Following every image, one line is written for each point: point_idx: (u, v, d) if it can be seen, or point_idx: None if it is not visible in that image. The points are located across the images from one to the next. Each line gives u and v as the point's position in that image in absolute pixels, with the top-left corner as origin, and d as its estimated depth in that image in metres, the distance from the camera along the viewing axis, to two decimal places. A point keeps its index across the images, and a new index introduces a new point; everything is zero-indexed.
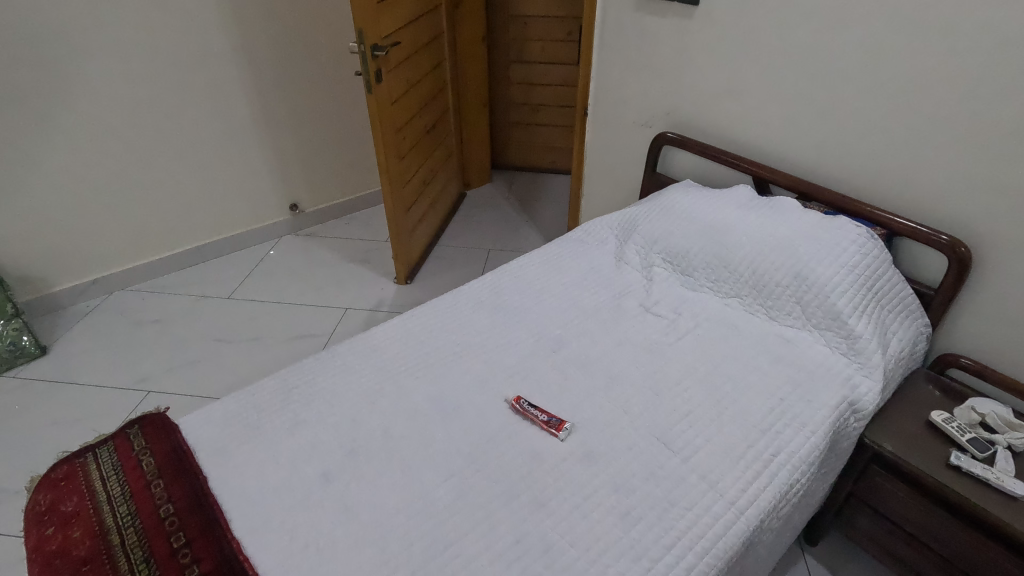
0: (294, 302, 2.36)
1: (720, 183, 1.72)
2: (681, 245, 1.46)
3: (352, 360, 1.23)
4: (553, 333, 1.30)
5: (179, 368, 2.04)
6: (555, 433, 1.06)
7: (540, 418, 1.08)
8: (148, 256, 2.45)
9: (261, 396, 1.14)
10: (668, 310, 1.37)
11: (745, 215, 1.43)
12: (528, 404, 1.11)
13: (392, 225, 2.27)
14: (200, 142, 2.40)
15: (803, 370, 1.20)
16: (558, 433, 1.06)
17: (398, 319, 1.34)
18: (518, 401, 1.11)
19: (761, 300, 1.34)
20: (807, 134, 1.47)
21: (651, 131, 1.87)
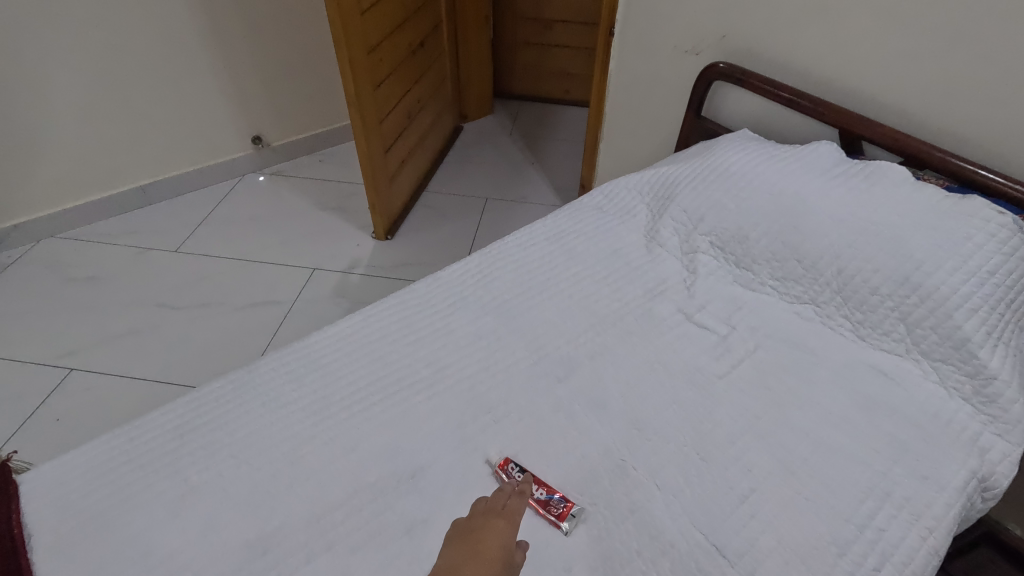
0: (253, 259, 1.99)
1: (787, 135, 1.30)
2: (738, 227, 1.07)
3: (279, 385, 0.89)
4: (559, 352, 0.95)
5: (110, 340, 1.71)
6: (556, 523, 0.73)
7: (534, 497, 0.74)
8: (80, 198, 2.06)
9: (144, 443, 0.81)
10: (716, 320, 1.01)
11: (831, 187, 1.03)
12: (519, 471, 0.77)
13: (366, 169, 1.86)
14: (131, 57, 1.94)
15: (909, 425, 0.85)
16: (560, 524, 0.73)
17: (348, 320, 0.99)
18: (506, 466, 0.78)
19: (849, 312, 0.97)
20: (929, 75, 1.04)
21: (697, 61, 1.42)
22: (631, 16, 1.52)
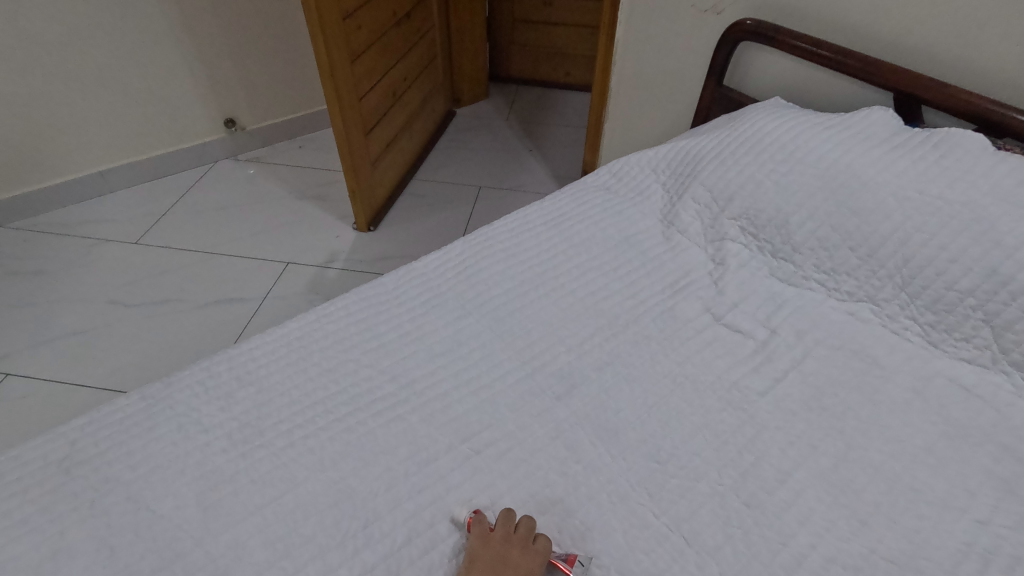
0: (222, 252, 1.80)
1: (825, 105, 1.11)
2: (778, 208, 0.88)
3: (201, 406, 0.70)
4: (558, 363, 0.76)
5: (54, 341, 1.52)
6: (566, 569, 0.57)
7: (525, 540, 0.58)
8: (30, 184, 1.86)
9: (16, 481, 0.62)
10: (750, 322, 0.82)
11: (893, 158, 0.84)
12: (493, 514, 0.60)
13: (344, 152, 1.67)
14: (84, 28, 1.74)
15: (1008, 458, 0.66)
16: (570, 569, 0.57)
17: (296, 322, 0.80)
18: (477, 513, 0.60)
19: (918, 312, 0.78)
20: (1012, 23, 0.85)
21: (718, 22, 1.23)
22: None
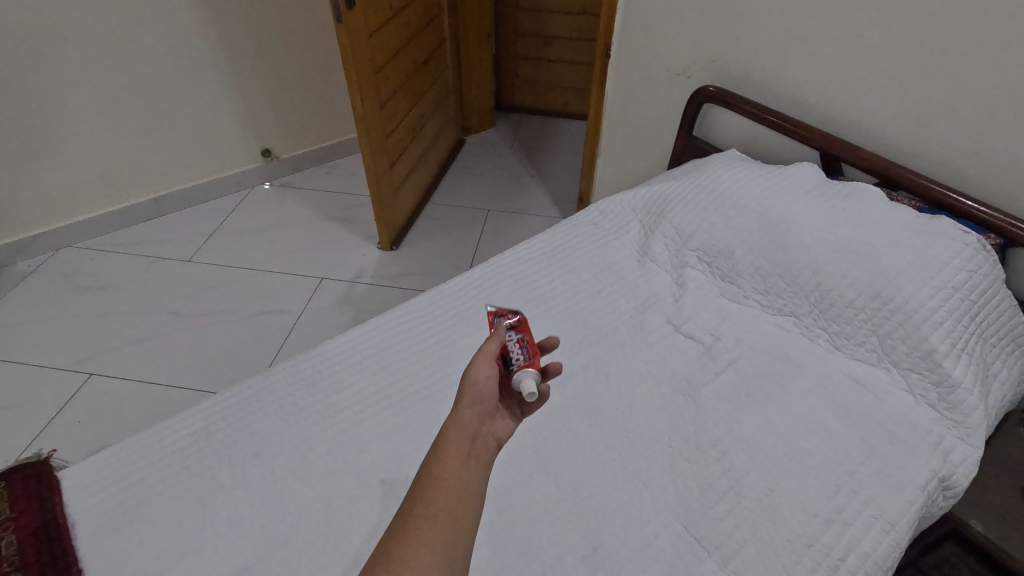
0: (264, 268, 2.06)
1: (772, 155, 1.37)
2: (725, 243, 1.14)
3: (294, 392, 0.96)
4: (555, 361, 1.02)
5: (127, 345, 1.78)
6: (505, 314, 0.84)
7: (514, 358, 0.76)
8: (96, 208, 2.13)
9: (171, 443, 0.88)
10: (701, 331, 1.08)
11: (811, 206, 1.10)
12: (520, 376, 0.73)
13: (372, 183, 1.93)
14: (147, 75, 2.02)
15: (879, 429, 0.92)
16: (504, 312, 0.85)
17: (358, 330, 1.06)
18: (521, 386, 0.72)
19: (826, 324, 1.04)
20: (900, 102, 1.11)
21: (688, 83, 1.49)
22: (627, 39, 1.60)
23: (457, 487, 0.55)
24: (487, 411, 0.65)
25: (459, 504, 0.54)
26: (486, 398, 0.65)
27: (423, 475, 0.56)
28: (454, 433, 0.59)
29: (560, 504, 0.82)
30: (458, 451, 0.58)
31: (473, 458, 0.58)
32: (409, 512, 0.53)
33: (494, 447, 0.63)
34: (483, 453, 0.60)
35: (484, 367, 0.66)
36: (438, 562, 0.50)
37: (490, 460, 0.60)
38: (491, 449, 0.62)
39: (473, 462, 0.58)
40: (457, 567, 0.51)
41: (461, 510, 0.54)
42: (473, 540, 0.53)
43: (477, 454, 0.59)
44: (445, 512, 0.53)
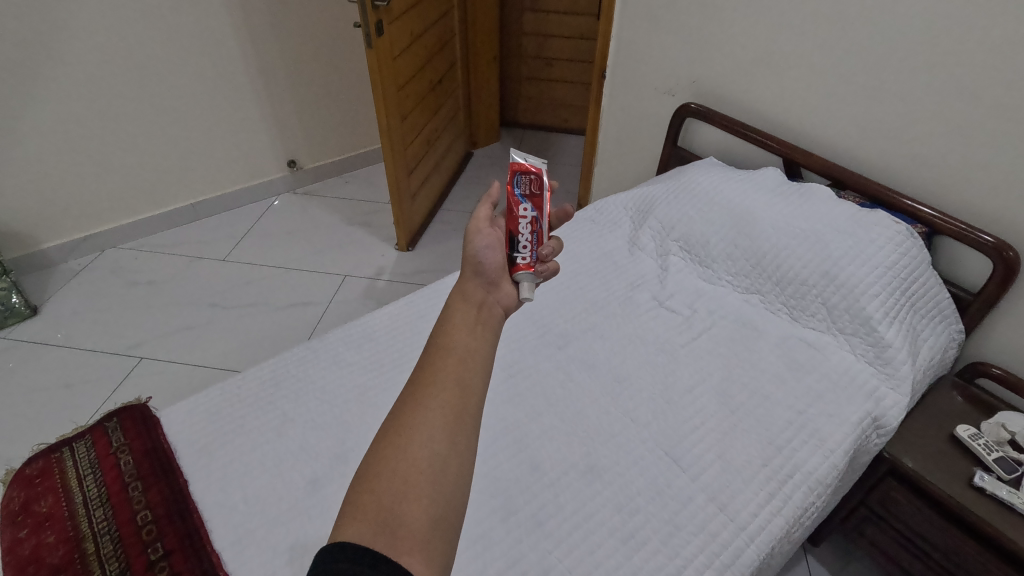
0: (292, 266, 2.27)
1: (745, 162, 1.60)
2: (701, 234, 1.35)
3: (345, 351, 1.16)
4: (559, 328, 1.22)
5: (172, 333, 1.98)
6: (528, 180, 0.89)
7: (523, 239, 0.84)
8: (139, 213, 2.35)
9: (248, 389, 1.09)
10: (681, 306, 1.29)
11: (774, 203, 1.31)
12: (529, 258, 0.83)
13: (392, 189, 2.15)
14: (190, 93, 2.24)
15: (825, 381, 1.12)
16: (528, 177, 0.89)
17: (394, 304, 1.27)
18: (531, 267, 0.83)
19: (785, 298, 1.25)
20: (846, 117, 1.33)
21: (672, 100, 1.72)
22: (620, 62, 1.83)
23: (465, 353, 0.64)
24: (491, 281, 0.77)
25: (466, 367, 0.62)
26: (490, 270, 0.78)
27: (436, 345, 0.65)
28: (462, 307, 0.70)
29: (563, 434, 1.02)
30: (465, 321, 0.69)
31: (479, 326, 0.69)
32: (425, 372, 0.62)
33: (500, 315, 0.75)
34: (488, 326, 0.70)
35: (481, 242, 0.78)
36: (451, 409, 0.59)
37: (496, 325, 0.72)
38: (497, 316, 0.74)
39: (479, 330, 0.68)
40: (469, 414, 0.59)
41: (469, 370, 0.62)
42: (482, 396, 0.61)
43: (483, 323, 0.70)
44: (455, 373, 0.62)
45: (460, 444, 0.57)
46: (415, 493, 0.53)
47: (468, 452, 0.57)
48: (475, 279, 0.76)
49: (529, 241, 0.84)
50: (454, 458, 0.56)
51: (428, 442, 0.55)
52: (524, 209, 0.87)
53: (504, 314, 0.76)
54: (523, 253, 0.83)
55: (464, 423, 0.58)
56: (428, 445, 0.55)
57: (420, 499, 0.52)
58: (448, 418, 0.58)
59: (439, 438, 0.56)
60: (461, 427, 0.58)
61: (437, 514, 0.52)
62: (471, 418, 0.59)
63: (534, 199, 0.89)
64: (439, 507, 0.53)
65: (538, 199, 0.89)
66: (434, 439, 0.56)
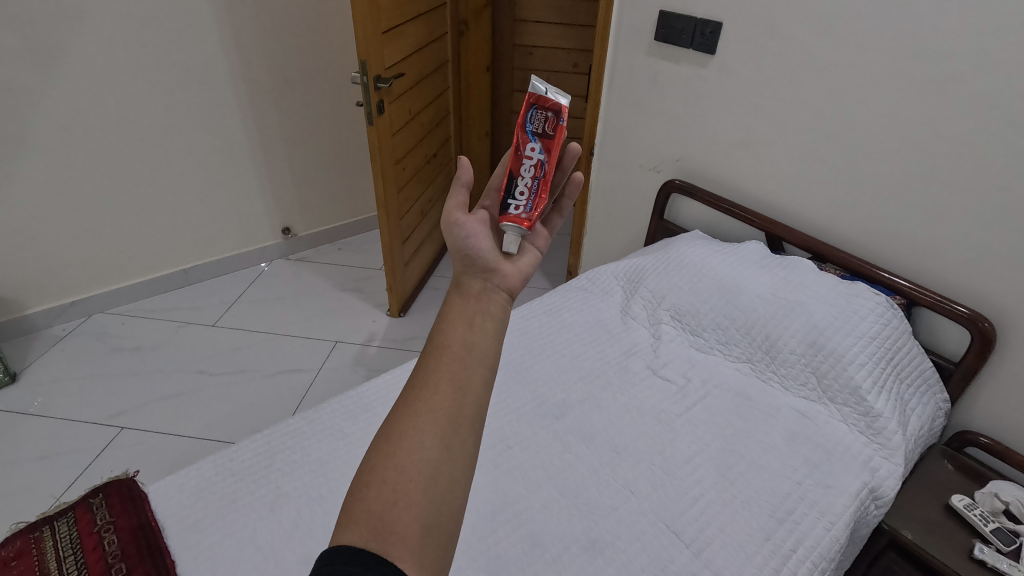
0: (282, 332, 2.26)
1: (728, 236, 1.67)
2: (692, 303, 1.39)
3: (341, 421, 1.15)
4: (557, 397, 1.22)
5: (156, 402, 1.93)
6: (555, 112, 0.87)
7: (524, 182, 0.83)
8: (130, 278, 2.35)
9: (240, 461, 1.06)
10: (675, 374, 1.29)
11: (759, 274, 1.38)
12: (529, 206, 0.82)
13: (388, 257, 2.19)
14: (190, 162, 2.32)
15: (819, 449, 1.13)
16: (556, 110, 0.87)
17: (391, 373, 1.27)
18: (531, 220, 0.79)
19: (775, 368, 1.28)
20: (821, 196, 1.42)
21: (657, 176, 1.82)
22: (607, 142, 1.95)
23: (462, 350, 0.62)
24: (483, 267, 0.71)
25: (463, 366, 0.60)
26: (484, 258, 0.72)
27: (434, 343, 0.63)
28: (460, 302, 0.67)
29: (564, 507, 1.01)
30: (462, 315, 0.65)
31: (479, 320, 0.65)
32: (420, 374, 0.60)
33: (503, 300, 0.70)
34: (489, 317, 0.66)
35: (455, 230, 0.73)
36: (447, 412, 0.57)
37: (499, 314, 0.68)
38: (499, 304, 0.69)
39: (478, 323, 0.65)
40: (465, 415, 0.58)
41: (469, 367, 0.61)
42: (481, 395, 0.60)
43: (484, 313, 0.66)
44: (451, 374, 0.60)
45: (454, 448, 0.56)
46: (406, 501, 0.52)
47: (463, 454, 0.56)
48: (468, 270, 0.71)
49: (528, 188, 0.83)
50: (448, 462, 0.55)
51: (419, 447, 0.55)
52: (531, 148, 0.86)
53: (507, 300, 0.70)
54: (520, 202, 0.81)
55: (459, 425, 0.57)
56: (420, 451, 0.55)
57: (412, 507, 0.52)
58: (441, 422, 0.57)
59: (430, 444, 0.55)
60: (456, 431, 0.57)
61: (429, 521, 0.52)
62: (468, 421, 0.58)
63: (545, 139, 0.88)
64: (431, 514, 0.52)
65: (550, 139, 0.87)
66: (425, 445, 0.55)
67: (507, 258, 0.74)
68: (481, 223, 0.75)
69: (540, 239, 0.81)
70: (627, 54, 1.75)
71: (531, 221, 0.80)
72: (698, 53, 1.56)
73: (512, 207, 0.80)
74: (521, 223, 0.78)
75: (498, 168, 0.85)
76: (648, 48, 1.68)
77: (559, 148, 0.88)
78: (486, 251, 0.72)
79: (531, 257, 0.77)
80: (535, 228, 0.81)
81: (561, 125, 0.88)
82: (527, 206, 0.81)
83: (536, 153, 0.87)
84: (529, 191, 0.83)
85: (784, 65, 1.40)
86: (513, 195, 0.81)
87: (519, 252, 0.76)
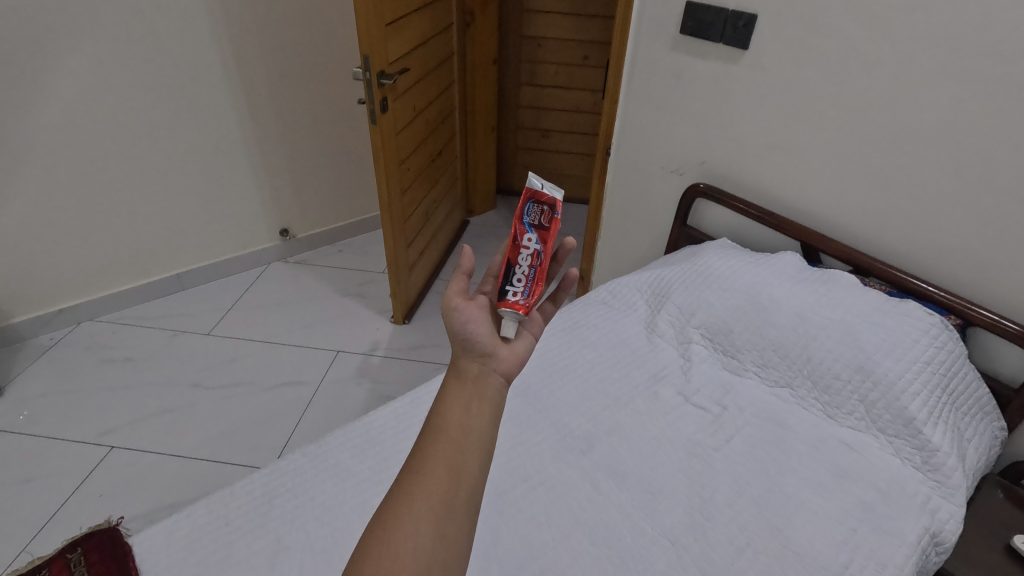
0: (281, 341, 2.15)
1: (758, 244, 1.56)
2: (724, 321, 1.29)
3: (346, 458, 1.05)
4: (582, 429, 1.12)
5: (148, 418, 1.82)
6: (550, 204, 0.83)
7: (519, 272, 0.80)
8: (120, 284, 2.24)
9: (235, 506, 0.96)
10: (709, 401, 1.19)
11: (797, 290, 1.27)
12: (525, 295, 0.78)
13: (391, 264, 2.08)
14: (183, 162, 2.19)
15: (872, 489, 1.03)
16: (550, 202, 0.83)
17: (400, 400, 1.17)
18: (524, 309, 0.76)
19: (818, 394, 1.17)
20: (863, 205, 1.31)
21: (680, 179, 1.71)
22: (625, 142, 1.83)
23: (459, 433, 0.63)
24: (481, 350, 0.70)
25: (459, 451, 0.62)
26: (482, 340, 0.71)
27: (431, 426, 0.65)
28: (458, 384, 0.67)
29: (595, 561, 0.91)
30: (459, 398, 0.66)
31: (476, 402, 0.66)
32: (418, 457, 0.62)
33: (500, 383, 0.70)
34: (486, 400, 0.67)
35: (453, 315, 0.71)
36: (441, 498, 0.59)
37: (496, 398, 0.68)
38: (497, 386, 0.69)
39: (476, 406, 0.66)
40: (459, 502, 0.60)
41: (464, 452, 0.62)
42: (475, 481, 0.62)
43: (481, 396, 0.67)
44: (448, 459, 0.62)
45: (447, 535, 0.58)
46: None
47: (456, 542, 0.58)
48: (466, 351, 0.71)
49: (525, 276, 0.79)
50: (440, 550, 0.57)
51: (413, 534, 0.57)
52: (528, 239, 0.83)
53: (505, 383, 0.70)
54: (516, 291, 0.78)
55: (453, 511, 0.59)
56: (415, 537, 0.57)
57: None
58: (435, 509, 0.59)
59: (424, 531, 0.57)
60: (450, 518, 0.59)
61: None
62: (462, 508, 0.60)
63: (542, 230, 0.84)
64: None
65: (547, 229, 0.84)
66: (419, 532, 0.57)
67: (505, 341, 0.73)
68: (481, 307, 0.73)
69: (537, 325, 0.78)
70: (649, 48, 1.63)
71: (529, 306, 0.77)
72: (729, 47, 1.44)
73: (510, 295, 0.77)
74: (519, 309, 0.76)
75: (495, 256, 0.82)
76: (673, 41, 1.56)
77: (555, 238, 0.84)
78: (485, 335, 0.71)
79: (528, 340, 0.75)
80: (532, 314, 0.78)
81: (557, 218, 0.84)
82: (524, 291, 0.78)
83: (532, 243, 0.83)
84: (527, 279, 0.80)
85: (827, 61, 1.28)
86: (510, 283, 0.79)
87: (517, 336, 0.75)
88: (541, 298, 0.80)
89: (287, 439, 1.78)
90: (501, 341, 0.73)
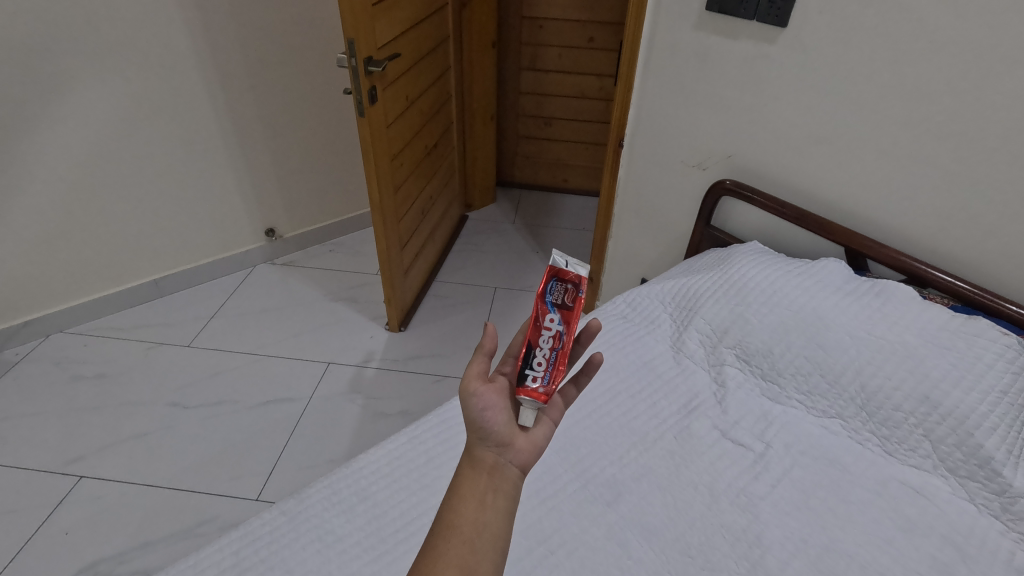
0: (267, 352, 1.99)
1: (792, 247, 1.40)
2: (763, 341, 1.13)
3: (332, 517, 0.89)
4: (606, 475, 0.97)
5: (122, 442, 1.67)
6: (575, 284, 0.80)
7: (540, 354, 0.75)
8: (92, 292, 2.07)
9: None
10: (750, 437, 1.05)
11: (843, 304, 1.09)
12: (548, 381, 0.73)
13: (385, 269, 1.91)
14: (156, 159, 2.01)
15: (948, 545, 0.89)
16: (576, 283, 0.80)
17: (393, 441, 1.01)
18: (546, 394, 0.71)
19: (875, 426, 1.02)
20: (921, 206, 1.15)
21: (702, 175, 1.54)
22: (640, 134, 1.65)
23: (473, 531, 0.57)
24: (497, 439, 0.65)
25: (472, 551, 0.56)
26: (500, 429, 0.65)
27: (443, 521, 0.59)
28: (472, 475, 0.62)
29: None
30: (474, 492, 0.60)
31: (490, 496, 0.60)
32: (428, 556, 0.57)
33: (517, 475, 0.64)
34: (502, 494, 0.61)
35: (470, 399, 0.66)
36: None
37: (513, 493, 0.62)
38: (513, 479, 0.63)
39: (490, 500, 0.60)
40: None
41: (478, 553, 0.56)
42: None
43: (496, 490, 0.61)
44: (460, 560, 0.56)
45: None
46: None
47: None
48: (482, 439, 0.65)
49: (546, 359, 0.75)
50: None
51: None
52: (550, 319, 0.78)
53: (522, 475, 0.64)
54: (536, 377, 0.73)
55: None
56: None
57: None
58: None
59: None
60: None
61: None
62: None
63: (565, 310, 0.80)
64: None
65: (570, 309, 0.79)
66: None
67: (523, 429, 0.67)
68: (500, 391, 0.68)
69: (558, 412, 0.73)
70: (669, 29, 1.45)
71: (549, 393, 0.72)
72: (765, 25, 1.26)
73: (529, 380, 0.72)
74: (539, 397, 0.71)
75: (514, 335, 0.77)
76: (698, 20, 1.38)
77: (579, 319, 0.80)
78: (502, 424, 0.65)
79: (549, 426, 0.70)
80: (553, 401, 0.72)
81: (581, 297, 0.80)
82: (545, 376, 0.73)
83: (554, 323, 0.79)
84: (547, 362, 0.75)
85: (883, 41, 1.10)
86: (530, 366, 0.74)
87: (537, 424, 0.69)
88: (561, 382, 0.74)
89: (274, 464, 1.63)
90: (519, 429, 0.67)
